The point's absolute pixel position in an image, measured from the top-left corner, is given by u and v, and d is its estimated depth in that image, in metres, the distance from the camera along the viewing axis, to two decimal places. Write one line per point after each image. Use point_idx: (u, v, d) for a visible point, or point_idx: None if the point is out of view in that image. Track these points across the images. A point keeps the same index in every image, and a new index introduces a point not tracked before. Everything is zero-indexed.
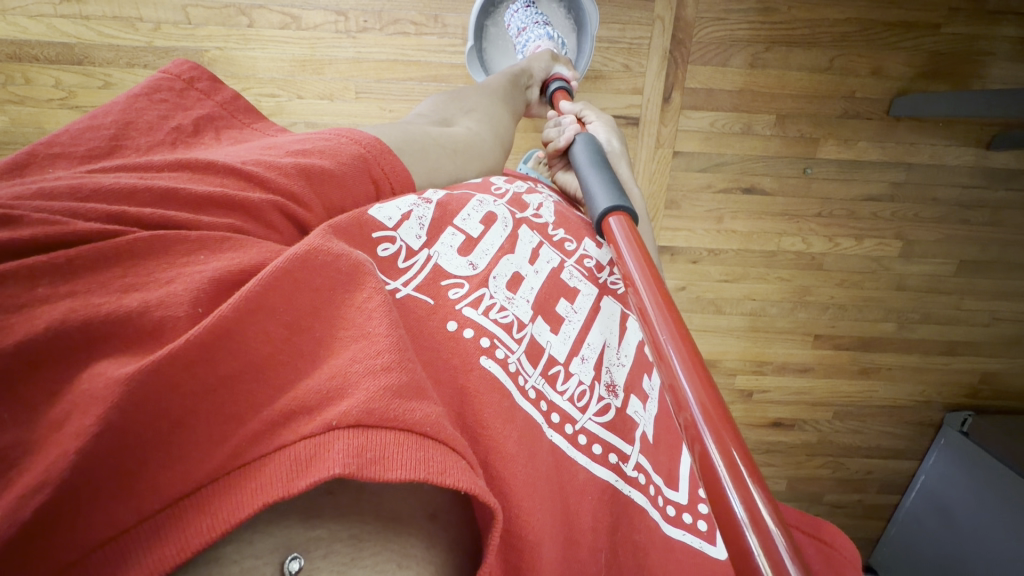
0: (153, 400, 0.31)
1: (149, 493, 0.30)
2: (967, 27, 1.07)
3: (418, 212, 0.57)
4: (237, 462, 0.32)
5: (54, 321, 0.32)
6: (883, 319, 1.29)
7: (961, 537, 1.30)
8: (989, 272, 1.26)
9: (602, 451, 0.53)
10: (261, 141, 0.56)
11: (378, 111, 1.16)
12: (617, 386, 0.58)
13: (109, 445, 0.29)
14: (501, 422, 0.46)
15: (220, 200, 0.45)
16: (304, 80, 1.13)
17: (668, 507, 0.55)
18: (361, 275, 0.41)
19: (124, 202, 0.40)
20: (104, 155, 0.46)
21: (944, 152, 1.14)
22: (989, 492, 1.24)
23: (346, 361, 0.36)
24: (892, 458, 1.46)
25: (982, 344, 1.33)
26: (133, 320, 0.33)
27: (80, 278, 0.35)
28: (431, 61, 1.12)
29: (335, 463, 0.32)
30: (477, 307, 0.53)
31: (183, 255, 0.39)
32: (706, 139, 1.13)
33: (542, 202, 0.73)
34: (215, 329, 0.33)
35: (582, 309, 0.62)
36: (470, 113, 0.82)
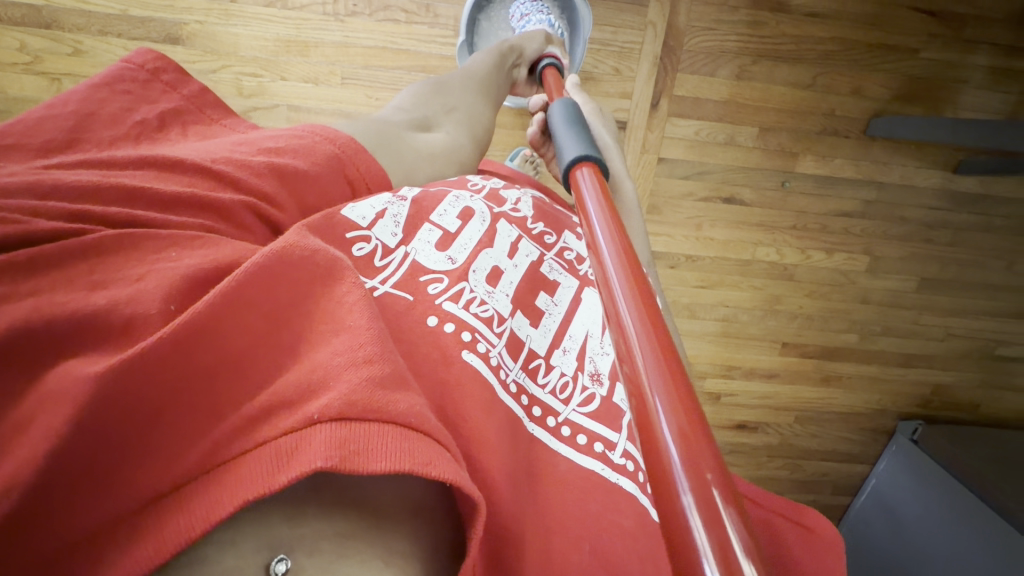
0: (126, 397, 0.31)
1: (128, 490, 0.30)
2: (944, 53, 1.11)
3: (393, 210, 0.57)
4: (221, 459, 0.32)
5: (15, 323, 0.30)
6: (847, 331, 1.34)
7: (903, 538, 1.33)
8: (948, 290, 1.32)
9: (587, 441, 0.54)
10: (230, 137, 0.55)
11: (363, 98, 1.12)
12: (602, 373, 0.60)
13: (82, 444, 0.29)
14: (483, 415, 0.47)
15: (189, 199, 0.44)
16: (287, 61, 1.10)
17: (656, 494, 0.54)
18: (336, 271, 0.40)
19: (90, 200, 0.39)
20: (71, 150, 0.44)
21: (915, 174, 1.19)
22: (932, 491, 1.30)
23: (326, 356, 0.36)
24: (847, 462, 1.53)
25: (938, 357, 1.39)
26: (101, 317, 0.32)
27: (42, 276, 0.33)
28: (420, 51, 1.09)
29: (318, 457, 0.32)
30: (457, 301, 0.53)
31: (147, 251, 0.38)
32: (690, 147, 1.15)
33: (520, 197, 0.73)
34: (189, 327, 0.33)
35: (562, 301, 0.63)
36: (449, 107, 0.81)
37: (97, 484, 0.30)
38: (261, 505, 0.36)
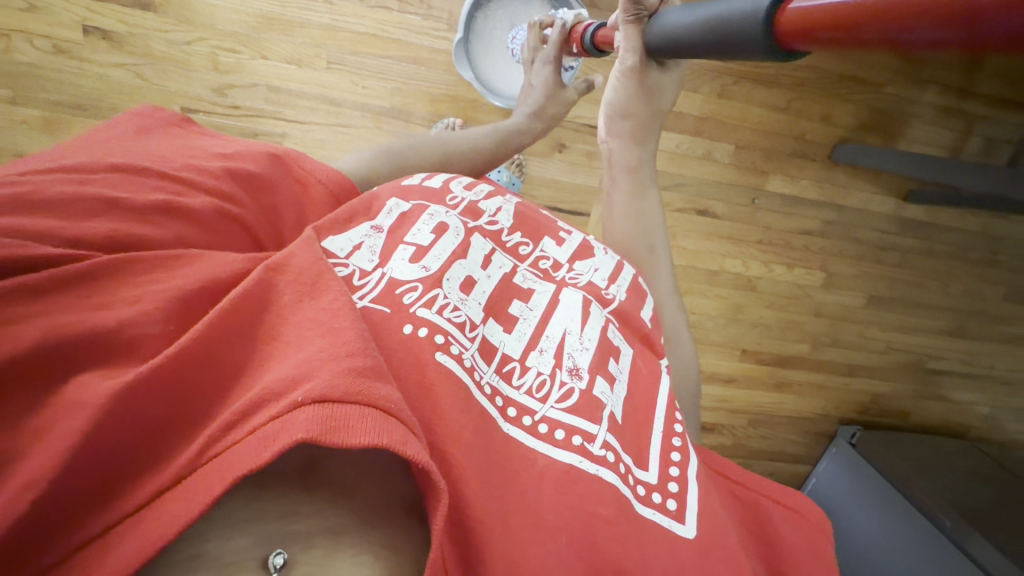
0: (127, 417, 0.30)
1: (117, 501, 0.29)
2: (904, 89, 1.20)
3: (370, 240, 0.49)
4: (205, 455, 0.30)
5: (31, 343, 0.29)
6: (800, 341, 1.43)
7: (837, 534, 1.37)
8: (891, 307, 1.43)
9: (565, 437, 0.44)
10: (181, 142, 0.50)
11: (348, 84, 1.09)
12: (580, 367, 0.48)
13: (83, 467, 0.29)
14: (454, 407, 0.40)
15: (160, 206, 0.40)
16: (269, 39, 1.05)
17: (638, 486, 0.45)
18: (320, 282, 0.38)
19: (72, 217, 0.36)
20: (42, 166, 0.40)
21: (870, 200, 1.29)
22: (868, 491, 1.35)
23: (305, 356, 0.33)
24: (792, 462, 1.58)
25: (878, 368, 1.51)
26: (106, 336, 0.32)
27: (43, 301, 0.31)
28: (411, 41, 1.08)
29: (299, 430, 0.30)
30: (432, 307, 0.45)
31: (142, 274, 0.35)
32: (670, 158, 1.18)
33: (503, 204, 0.60)
34: (190, 351, 0.33)
35: (538, 306, 0.52)
36: (461, 150, 0.75)
37: (89, 502, 0.29)
38: (256, 499, 0.34)
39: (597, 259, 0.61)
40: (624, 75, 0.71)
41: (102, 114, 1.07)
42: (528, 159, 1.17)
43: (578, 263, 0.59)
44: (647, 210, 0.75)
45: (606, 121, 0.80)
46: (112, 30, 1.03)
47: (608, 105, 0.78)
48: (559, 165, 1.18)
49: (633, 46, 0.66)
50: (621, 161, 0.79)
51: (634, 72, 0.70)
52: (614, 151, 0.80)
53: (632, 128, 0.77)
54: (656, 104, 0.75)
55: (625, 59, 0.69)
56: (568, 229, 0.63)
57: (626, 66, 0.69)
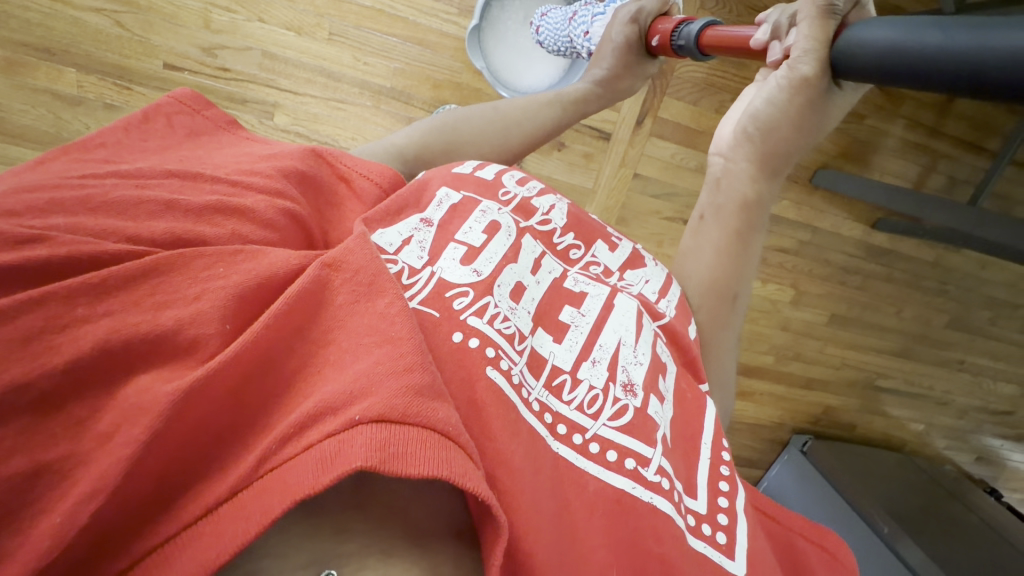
0: (186, 427, 0.28)
1: (169, 517, 0.27)
2: (885, 123, 1.27)
3: (420, 237, 0.50)
4: (259, 470, 0.28)
5: (94, 346, 0.27)
6: (765, 352, 1.50)
7: None
8: (849, 326, 1.52)
9: (617, 458, 0.43)
10: (237, 148, 0.51)
11: (349, 59, 1.05)
12: (636, 383, 0.48)
13: (140, 480, 0.26)
14: (503, 431, 0.39)
15: (216, 206, 0.39)
16: (269, 2, 1.00)
17: (689, 517, 0.45)
18: (377, 283, 0.35)
19: (131, 218, 0.36)
20: (96, 163, 0.41)
21: (842, 225, 1.37)
22: (816, 497, 1.42)
23: (363, 369, 0.30)
24: (746, 467, 1.66)
25: (832, 382, 1.61)
26: (167, 339, 0.29)
27: (112, 300, 0.30)
28: (419, 22, 1.04)
29: (355, 458, 0.27)
30: (483, 315, 0.44)
31: (206, 269, 0.33)
32: (664, 168, 1.21)
33: (556, 203, 0.61)
34: (249, 358, 0.30)
35: (592, 311, 0.51)
36: (515, 120, 0.72)
37: (142, 518, 0.26)
38: (309, 515, 0.31)
39: (648, 269, 0.61)
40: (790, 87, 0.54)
41: (73, 61, 0.99)
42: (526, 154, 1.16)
43: (629, 273, 0.60)
44: (737, 266, 0.62)
45: (735, 131, 0.61)
46: None
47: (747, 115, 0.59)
48: (558, 164, 1.18)
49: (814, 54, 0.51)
50: (733, 190, 0.62)
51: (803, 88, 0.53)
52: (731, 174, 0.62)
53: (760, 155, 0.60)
54: (812, 134, 0.58)
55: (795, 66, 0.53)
56: (618, 237, 0.63)
57: (795, 74, 0.53)
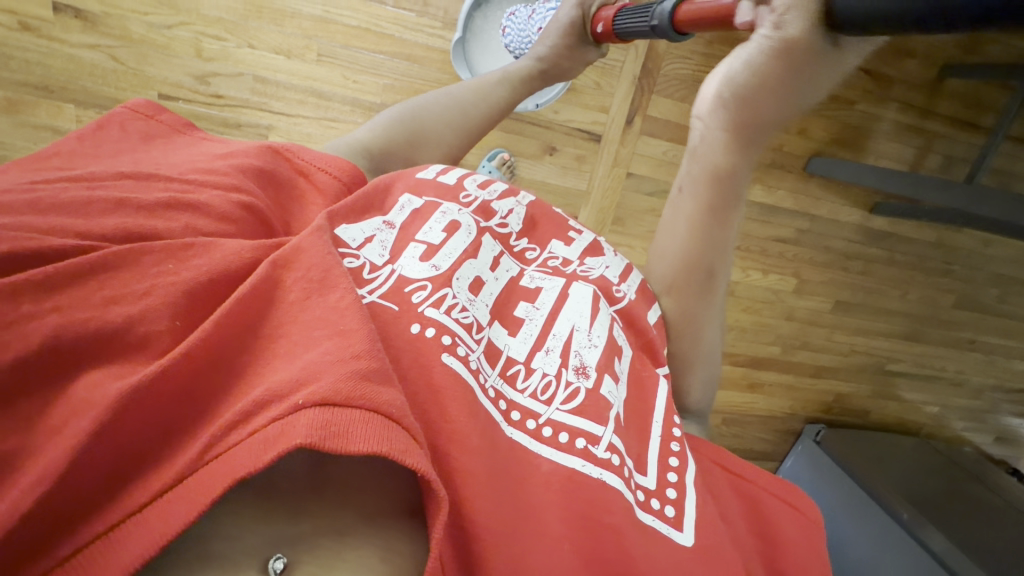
0: (140, 417, 0.32)
1: (122, 498, 0.30)
2: (877, 107, 1.27)
3: (382, 237, 0.53)
4: (207, 455, 0.31)
5: (49, 338, 0.32)
6: (771, 343, 1.49)
7: None
8: (855, 312, 1.51)
9: (568, 439, 0.46)
10: (192, 148, 0.55)
11: (339, 78, 1.07)
12: (588, 365, 0.51)
13: (95, 462, 0.30)
14: (459, 413, 0.42)
15: (167, 204, 0.43)
16: (258, 27, 1.02)
17: (638, 492, 0.47)
18: (326, 281, 0.39)
19: (82, 215, 0.40)
20: (57, 170, 0.45)
21: (839, 211, 1.36)
22: (832, 488, 1.40)
23: (309, 360, 0.34)
24: (760, 459, 1.65)
25: (842, 370, 1.60)
26: (121, 332, 0.33)
27: (60, 294, 0.34)
28: (405, 38, 1.06)
29: (296, 436, 0.30)
30: (440, 306, 0.47)
31: (155, 265, 0.37)
32: (657, 165, 1.21)
33: (515, 207, 0.63)
34: (199, 356, 0.34)
35: (546, 304, 0.54)
36: (468, 103, 0.76)
37: (95, 501, 0.30)
38: (270, 493, 0.36)
39: (607, 258, 0.63)
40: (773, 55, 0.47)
41: (73, 97, 1.01)
42: (519, 161, 1.17)
43: (589, 260, 0.62)
44: (713, 241, 0.62)
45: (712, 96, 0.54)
46: (84, 9, 0.97)
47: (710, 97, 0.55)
48: (550, 168, 1.19)
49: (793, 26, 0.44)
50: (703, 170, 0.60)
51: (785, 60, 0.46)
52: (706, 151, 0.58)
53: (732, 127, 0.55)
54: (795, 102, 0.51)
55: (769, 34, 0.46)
56: (579, 229, 0.66)
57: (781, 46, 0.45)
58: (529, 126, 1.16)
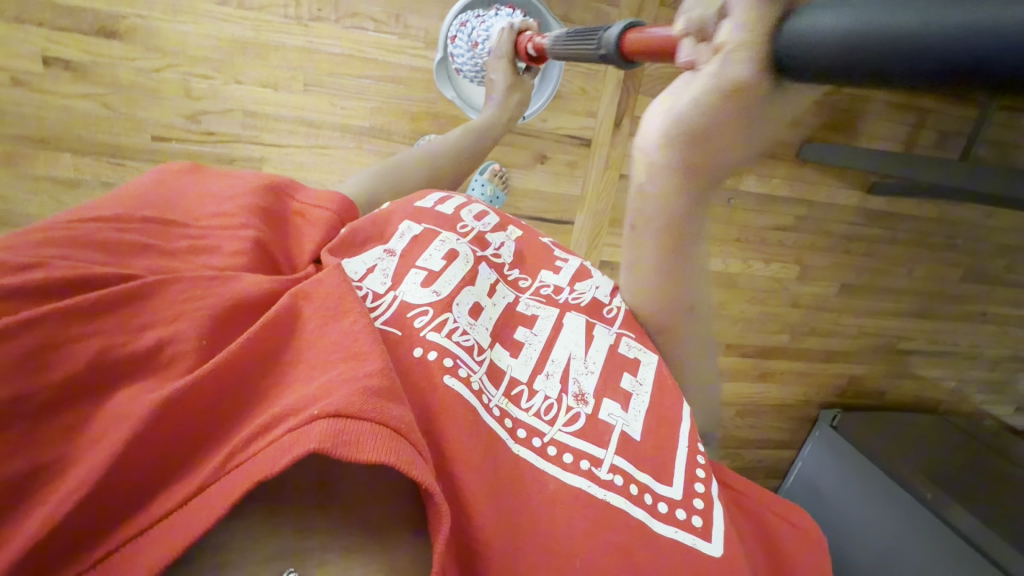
0: (171, 430, 0.34)
1: (146, 506, 0.32)
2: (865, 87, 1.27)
3: (383, 266, 0.55)
4: (227, 465, 0.33)
5: (92, 358, 0.35)
6: (779, 332, 1.49)
7: (829, 514, 1.40)
8: (861, 294, 1.50)
9: (572, 459, 0.47)
10: (206, 183, 0.56)
11: (328, 106, 1.08)
12: (586, 391, 0.52)
13: (129, 468, 0.33)
14: (462, 433, 0.44)
15: (186, 247, 0.46)
16: (244, 62, 1.03)
17: (658, 503, 0.47)
18: (341, 308, 0.42)
19: (109, 250, 0.42)
20: (82, 207, 0.47)
21: (838, 194, 1.35)
22: (851, 473, 1.40)
23: (326, 380, 0.36)
24: (778, 448, 1.64)
25: (854, 352, 1.58)
26: (151, 354, 0.36)
27: (99, 321, 0.36)
28: (389, 61, 1.07)
29: (311, 440, 0.32)
30: (441, 329, 0.49)
31: (182, 295, 0.40)
32: None
33: (506, 241, 0.65)
34: (225, 375, 0.37)
35: (542, 330, 0.56)
36: (444, 156, 0.89)
37: (122, 508, 0.32)
38: (272, 512, 0.37)
39: (595, 278, 0.64)
40: (722, 93, 0.45)
41: (70, 146, 1.03)
42: (511, 171, 1.18)
43: (579, 284, 0.62)
44: (665, 272, 0.69)
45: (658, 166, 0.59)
46: (73, 60, 0.99)
47: (685, 120, 0.50)
48: (543, 177, 1.20)
49: (743, 57, 0.43)
50: (652, 214, 0.64)
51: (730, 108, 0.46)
52: (654, 182, 0.59)
53: (686, 188, 0.58)
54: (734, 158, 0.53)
55: (714, 78, 0.45)
56: (564, 257, 0.66)
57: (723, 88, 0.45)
58: (519, 136, 1.16)
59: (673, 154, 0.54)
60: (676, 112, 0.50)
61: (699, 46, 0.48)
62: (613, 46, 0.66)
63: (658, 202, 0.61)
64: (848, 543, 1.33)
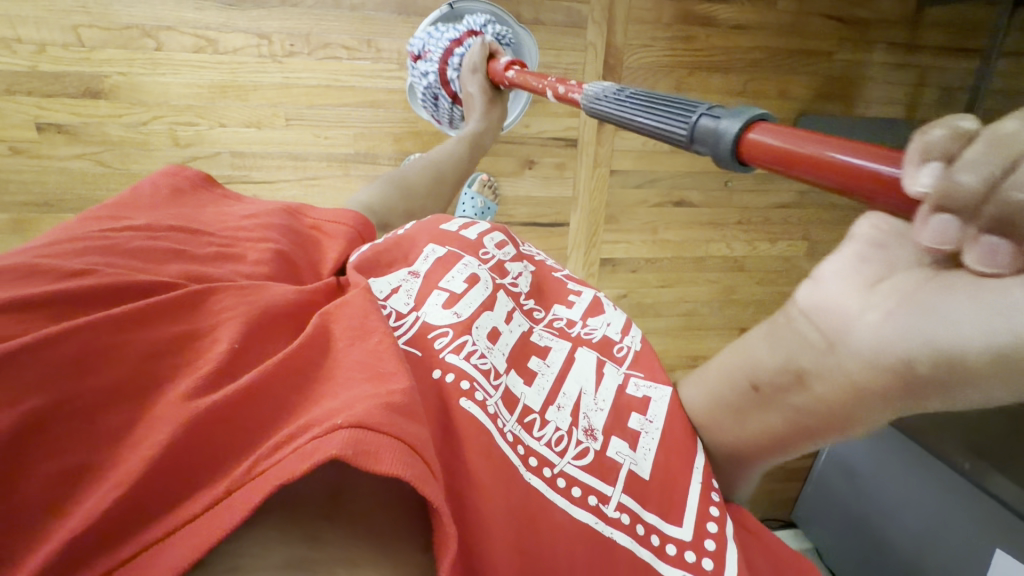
0: (209, 432, 0.31)
1: (179, 505, 0.29)
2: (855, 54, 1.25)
3: (408, 286, 0.53)
4: (249, 472, 0.29)
5: (142, 353, 0.33)
6: None
7: (869, 492, 1.37)
8: None
9: (581, 493, 0.44)
10: (220, 208, 0.55)
11: (311, 138, 1.10)
12: (597, 428, 0.49)
13: (162, 470, 0.29)
14: (476, 454, 0.41)
15: (213, 254, 0.44)
16: (226, 106, 1.05)
17: (666, 544, 0.45)
18: (364, 328, 0.39)
19: (147, 260, 0.40)
20: (110, 221, 0.46)
21: None
22: (883, 447, 1.34)
23: (349, 397, 0.32)
24: None
25: None
26: (195, 358, 0.35)
27: (148, 322, 0.35)
28: (366, 86, 1.08)
29: (332, 443, 0.29)
30: (460, 352, 0.46)
31: (222, 305, 0.38)
32: (640, 157, 1.21)
33: (524, 271, 0.63)
34: (266, 380, 0.34)
35: (555, 362, 0.52)
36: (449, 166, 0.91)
37: (154, 509, 0.28)
38: (287, 522, 0.31)
39: (608, 313, 0.61)
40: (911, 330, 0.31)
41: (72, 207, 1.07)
42: (500, 181, 1.17)
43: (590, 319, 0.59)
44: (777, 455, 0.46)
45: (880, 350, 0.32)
46: (65, 123, 1.02)
47: (924, 327, 0.30)
48: (533, 182, 1.19)
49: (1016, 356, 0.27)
50: (820, 398, 0.38)
51: (918, 358, 0.31)
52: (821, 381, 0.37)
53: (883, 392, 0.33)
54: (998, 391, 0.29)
55: (977, 336, 0.28)
56: (577, 289, 0.63)
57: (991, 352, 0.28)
58: (504, 145, 1.15)
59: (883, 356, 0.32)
60: (910, 324, 0.31)
61: (955, 222, 0.28)
62: (724, 144, 0.46)
63: (821, 402, 0.38)
64: (893, 524, 1.29)
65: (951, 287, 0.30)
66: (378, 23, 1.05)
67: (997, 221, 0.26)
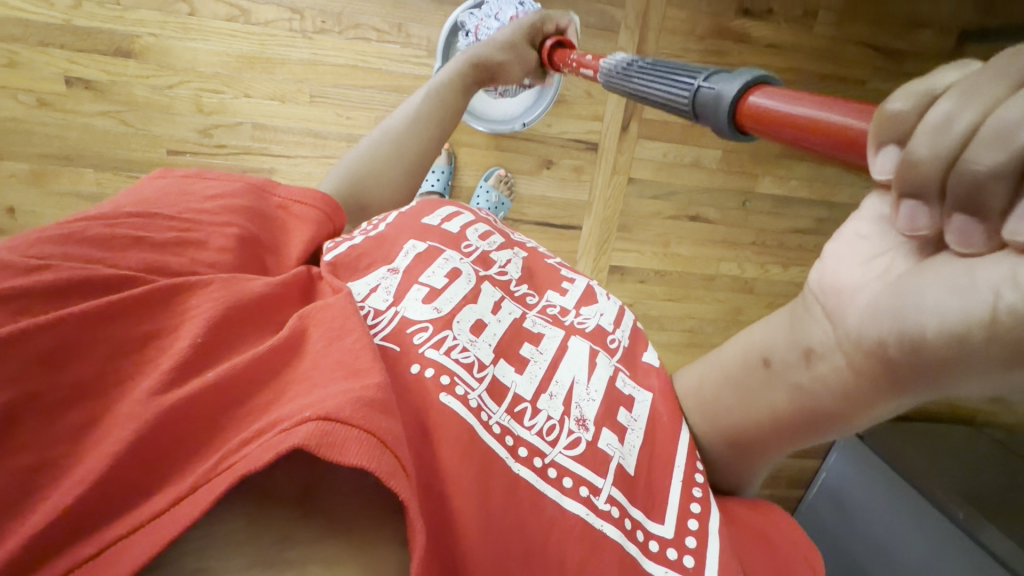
0: (165, 437, 0.30)
1: (128, 513, 0.28)
2: (887, 85, 1.23)
3: (385, 284, 0.52)
4: (216, 468, 0.29)
5: (101, 353, 0.32)
6: None
7: (855, 525, 1.36)
8: None
9: (573, 484, 0.43)
10: (186, 187, 0.51)
11: (335, 117, 1.10)
12: (588, 417, 0.47)
13: (116, 476, 0.28)
14: (452, 455, 0.40)
15: (179, 242, 0.43)
16: (252, 77, 1.06)
17: (649, 541, 0.43)
18: (343, 326, 0.38)
19: (107, 249, 0.39)
20: (79, 209, 0.43)
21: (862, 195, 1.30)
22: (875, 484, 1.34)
23: (323, 391, 0.32)
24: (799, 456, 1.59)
25: None
26: (155, 357, 0.33)
27: (113, 318, 0.33)
28: (392, 70, 1.08)
29: (297, 436, 0.29)
30: (440, 346, 0.46)
31: (187, 303, 0.37)
32: (659, 168, 1.19)
33: (512, 258, 0.63)
34: (228, 378, 0.33)
35: (548, 349, 0.52)
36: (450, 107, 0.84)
37: (110, 514, 0.28)
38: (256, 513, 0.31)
39: (601, 303, 0.60)
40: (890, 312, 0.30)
41: (92, 162, 1.08)
42: (517, 178, 1.17)
43: (584, 308, 0.59)
44: (798, 443, 0.43)
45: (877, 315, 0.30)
46: (92, 79, 1.03)
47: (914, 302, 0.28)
48: (549, 183, 1.18)
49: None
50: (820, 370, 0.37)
51: (976, 343, 0.25)
52: (825, 363, 0.36)
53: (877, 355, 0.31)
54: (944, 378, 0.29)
55: (966, 296, 0.25)
56: (570, 277, 0.63)
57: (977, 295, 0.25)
58: (524, 143, 1.15)
59: (885, 337, 0.30)
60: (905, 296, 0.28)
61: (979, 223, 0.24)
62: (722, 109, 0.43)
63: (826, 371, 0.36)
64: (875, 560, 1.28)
65: (939, 269, 0.27)
66: (409, 9, 1.05)
67: (976, 197, 0.23)
